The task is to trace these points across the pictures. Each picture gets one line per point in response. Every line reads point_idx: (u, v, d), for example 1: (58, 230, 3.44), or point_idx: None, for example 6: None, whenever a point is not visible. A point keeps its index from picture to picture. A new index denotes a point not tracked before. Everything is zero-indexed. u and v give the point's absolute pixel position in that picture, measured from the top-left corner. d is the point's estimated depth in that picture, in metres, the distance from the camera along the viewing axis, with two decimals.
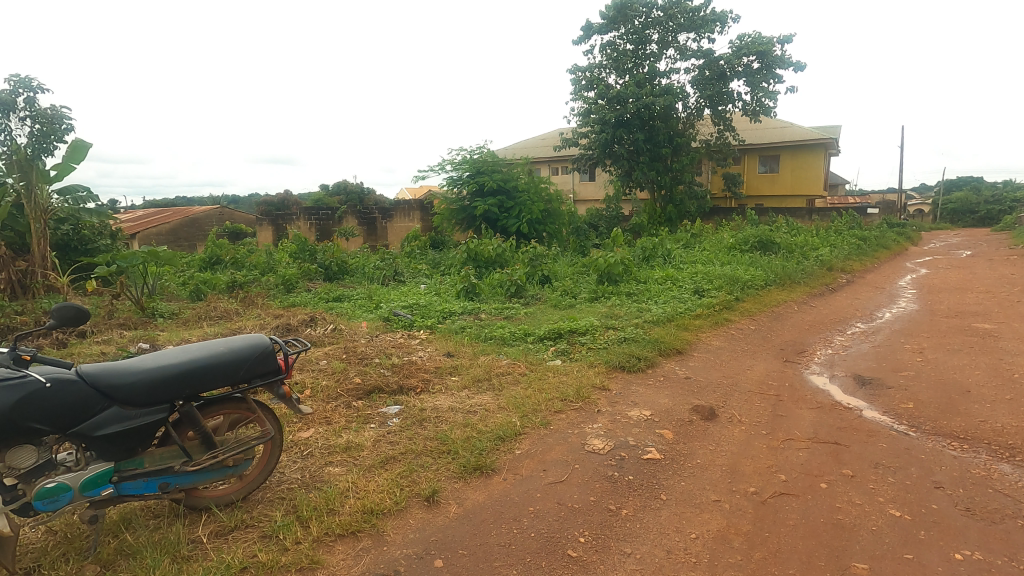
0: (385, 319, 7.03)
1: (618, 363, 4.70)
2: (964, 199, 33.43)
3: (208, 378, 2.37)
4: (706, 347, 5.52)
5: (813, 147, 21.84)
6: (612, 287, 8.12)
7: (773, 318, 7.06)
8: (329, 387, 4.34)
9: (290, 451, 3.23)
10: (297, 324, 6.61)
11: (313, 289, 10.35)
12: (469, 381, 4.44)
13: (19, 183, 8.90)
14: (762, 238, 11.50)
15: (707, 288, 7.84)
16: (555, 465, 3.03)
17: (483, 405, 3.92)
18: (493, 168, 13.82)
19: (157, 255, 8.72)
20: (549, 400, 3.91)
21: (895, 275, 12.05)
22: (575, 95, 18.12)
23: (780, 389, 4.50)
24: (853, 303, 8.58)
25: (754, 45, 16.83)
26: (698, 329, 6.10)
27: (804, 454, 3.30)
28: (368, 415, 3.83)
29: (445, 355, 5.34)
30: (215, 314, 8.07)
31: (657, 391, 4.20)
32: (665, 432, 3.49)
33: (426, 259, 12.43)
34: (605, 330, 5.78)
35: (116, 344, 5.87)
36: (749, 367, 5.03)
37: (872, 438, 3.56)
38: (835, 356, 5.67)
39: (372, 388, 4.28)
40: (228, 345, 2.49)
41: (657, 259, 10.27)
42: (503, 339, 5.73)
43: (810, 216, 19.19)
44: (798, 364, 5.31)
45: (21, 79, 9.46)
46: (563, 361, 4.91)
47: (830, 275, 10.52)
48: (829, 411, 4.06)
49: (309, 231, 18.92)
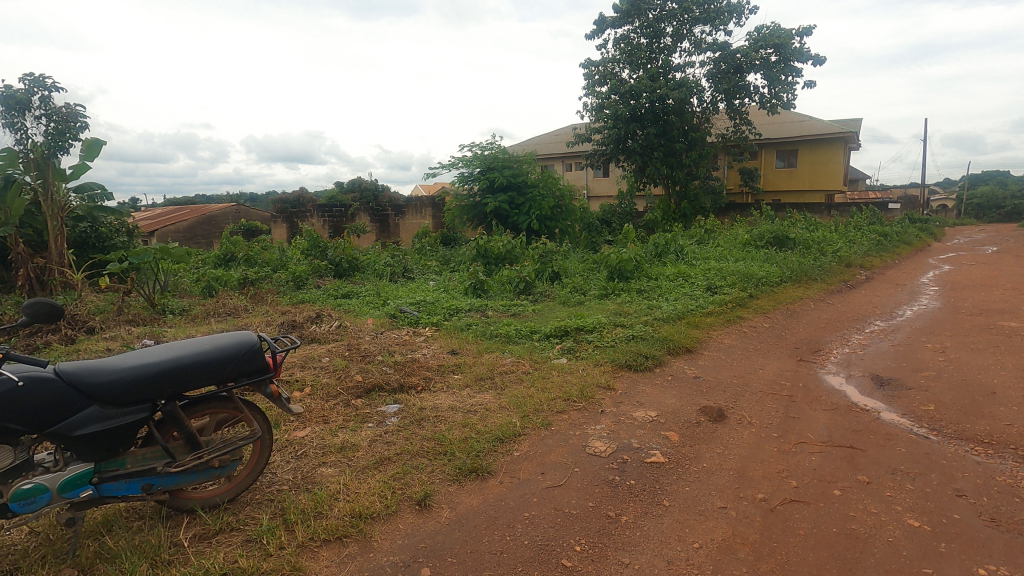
0: (391, 315, 6.97)
1: (624, 361, 4.56)
2: (988, 194, 32.57)
3: (192, 376, 2.31)
4: (717, 346, 5.35)
5: (832, 141, 21.36)
6: (622, 284, 7.96)
7: (787, 316, 6.86)
8: (329, 385, 4.28)
9: (283, 452, 3.17)
10: (303, 321, 6.57)
11: (323, 285, 10.35)
12: (470, 380, 4.36)
13: (36, 181, 9.13)
14: (778, 234, 11.24)
15: (719, 284, 7.63)
16: (554, 468, 2.91)
17: (485, 404, 3.83)
18: (504, 163, 13.66)
19: (168, 252, 8.83)
20: (551, 400, 3.80)
21: (917, 272, 11.71)
22: (588, 90, 17.93)
23: (793, 389, 4.33)
24: (871, 300, 8.33)
25: (771, 38, 16.48)
26: (709, 326, 5.93)
27: (816, 458, 3.15)
28: (366, 414, 3.76)
29: (448, 352, 5.26)
30: (223, 311, 8.08)
31: (665, 391, 4.06)
32: (671, 434, 3.35)
33: (436, 256, 12.39)
34: (612, 328, 5.65)
35: (124, 339, 5.90)
36: (761, 366, 4.86)
37: (890, 442, 3.39)
38: (852, 355, 5.48)
39: (372, 387, 4.21)
40: (213, 343, 2.42)
41: (670, 256, 10.09)
42: (508, 337, 5.63)
43: (828, 211, 18.75)
44: (812, 363, 5.14)
45: (36, 78, 9.58)
46: (568, 359, 4.80)
47: (849, 271, 10.25)
48: (844, 414, 3.88)
49: (323, 228, 19.07)
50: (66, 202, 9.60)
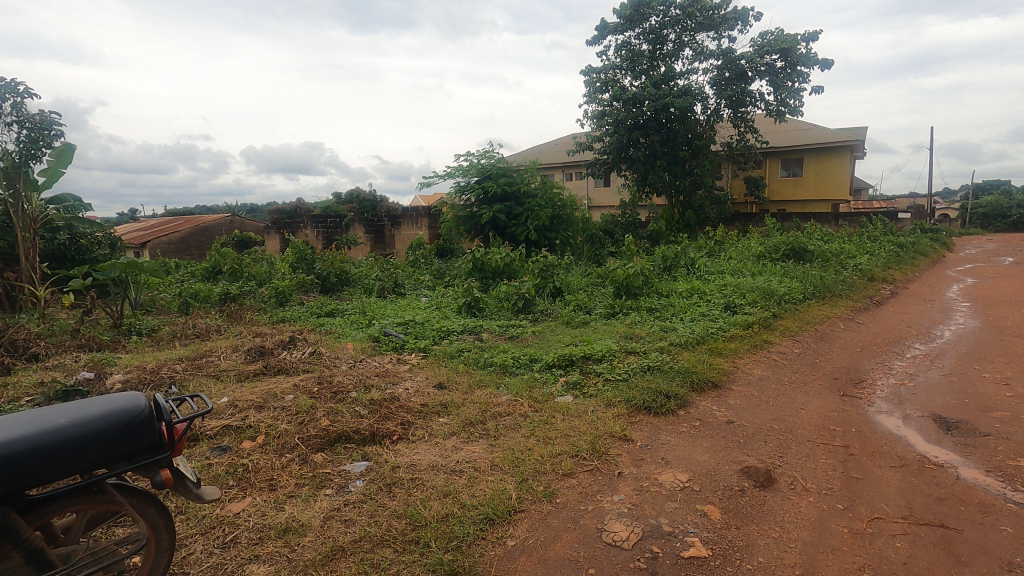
0: (373, 339, 6.22)
1: (641, 403, 3.82)
2: (994, 204, 31.87)
3: (31, 467, 1.59)
4: (746, 378, 4.60)
5: (840, 150, 20.72)
6: (631, 301, 7.24)
7: (817, 339, 6.13)
8: (287, 433, 3.53)
9: (207, 537, 2.44)
10: (274, 346, 5.83)
11: (308, 301, 9.63)
12: (458, 427, 3.61)
13: (6, 192, 8.42)
14: (795, 246, 10.52)
15: (740, 303, 6.91)
16: (561, 570, 2.19)
17: (472, 462, 3.09)
18: (502, 172, 12.99)
19: (138, 267, 8.14)
20: (555, 457, 3.07)
21: (940, 286, 10.99)
22: (589, 97, 17.29)
23: (847, 437, 3.59)
24: (903, 319, 7.59)
25: (777, 43, 15.90)
26: (734, 354, 5.20)
27: (903, 545, 2.41)
28: (325, 476, 3.03)
29: (435, 387, 4.52)
30: (193, 332, 7.36)
31: (694, 443, 3.31)
32: (711, 510, 2.60)
33: (430, 269, 11.69)
34: (624, 356, 4.91)
35: (69, 368, 5.16)
36: (803, 406, 4.11)
37: (989, 517, 2.65)
38: (902, 388, 4.74)
39: (338, 437, 3.46)
40: (73, 416, 1.70)
41: (679, 269, 9.40)
42: (504, 366, 4.88)
43: (837, 222, 18.06)
44: (859, 400, 4.39)
45: (6, 82, 8.92)
46: (574, 398, 4.06)
47: (872, 286, 9.53)
48: (917, 473, 3.14)
49: (316, 240, 18.41)
50: (42, 213, 8.89)
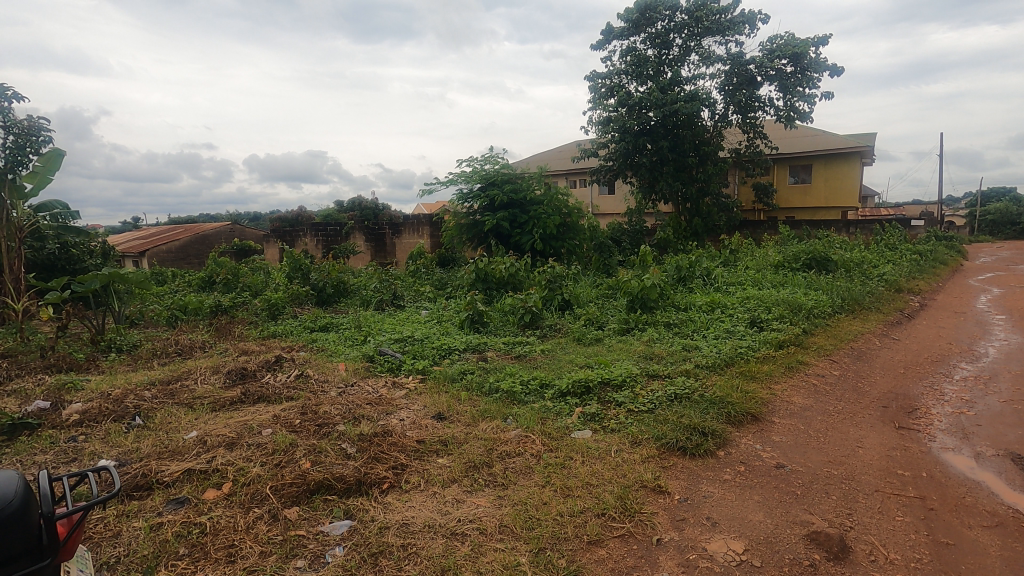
0: (368, 359, 5.69)
1: (674, 443, 3.27)
2: (1004, 211, 31.26)
3: None
4: (788, 409, 4.05)
5: (851, 156, 20.18)
6: (646, 316, 6.70)
7: (855, 359, 5.57)
8: (258, 481, 2.99)
9: None
10: (258, 367, 5.28)
11: (302, 314, 9.09)
12: (459, 471, 3.07)
13: None
14: (816, 255, 9.96)
15: (767, 318, 6.36)
16: None
17: (477, 522, 2.54)
18: (506, 179, 12.49)
19: (121, 277, 7.58)
20: (578, 517, 2.53)
21: (967, 296, 10.39)
22: (594, 103, 16.83)
23: (920, 484, 3.03)
24: (939, 334, 7.02)
25: (788, 47, 15.41)
26: (768, 378, 4.64)
27: None
28: (298, 540, 2.49)
29: (434, 418, 3.98)
30: (176, 349, 6.84)
31: (743, 496, 2.76)
32: None
33: (431, 280, 11.18)
34: (647, 381, 4.37)
35: (30, 395, 4.64)
36: (859, 443, 3.54)
37: None
38: (961, 418, 4.17)
39: (317, 486, 2.92)
40: None
41: (695, 280, 8.85)
42: (511, 393, 4.32)
43: (850, 229, 17.51)
44: (918, 434, 3.82)
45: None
46: (593, 434, 3.51)
47: (899, 296, 8.97)
48: (1016, 534, 2.58)
49: (316, 248, 17.90)
50: (28, 221, 8.43)
